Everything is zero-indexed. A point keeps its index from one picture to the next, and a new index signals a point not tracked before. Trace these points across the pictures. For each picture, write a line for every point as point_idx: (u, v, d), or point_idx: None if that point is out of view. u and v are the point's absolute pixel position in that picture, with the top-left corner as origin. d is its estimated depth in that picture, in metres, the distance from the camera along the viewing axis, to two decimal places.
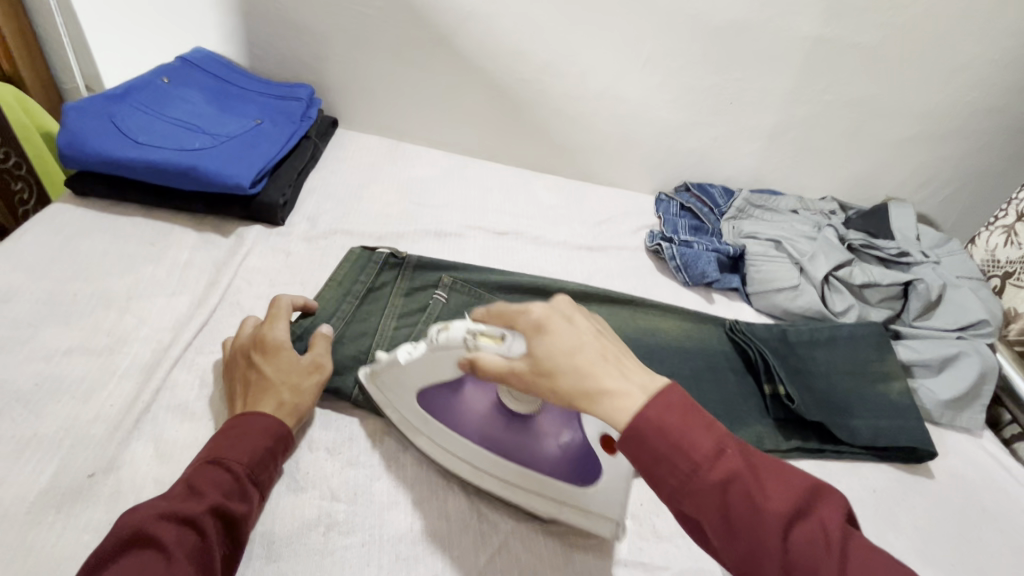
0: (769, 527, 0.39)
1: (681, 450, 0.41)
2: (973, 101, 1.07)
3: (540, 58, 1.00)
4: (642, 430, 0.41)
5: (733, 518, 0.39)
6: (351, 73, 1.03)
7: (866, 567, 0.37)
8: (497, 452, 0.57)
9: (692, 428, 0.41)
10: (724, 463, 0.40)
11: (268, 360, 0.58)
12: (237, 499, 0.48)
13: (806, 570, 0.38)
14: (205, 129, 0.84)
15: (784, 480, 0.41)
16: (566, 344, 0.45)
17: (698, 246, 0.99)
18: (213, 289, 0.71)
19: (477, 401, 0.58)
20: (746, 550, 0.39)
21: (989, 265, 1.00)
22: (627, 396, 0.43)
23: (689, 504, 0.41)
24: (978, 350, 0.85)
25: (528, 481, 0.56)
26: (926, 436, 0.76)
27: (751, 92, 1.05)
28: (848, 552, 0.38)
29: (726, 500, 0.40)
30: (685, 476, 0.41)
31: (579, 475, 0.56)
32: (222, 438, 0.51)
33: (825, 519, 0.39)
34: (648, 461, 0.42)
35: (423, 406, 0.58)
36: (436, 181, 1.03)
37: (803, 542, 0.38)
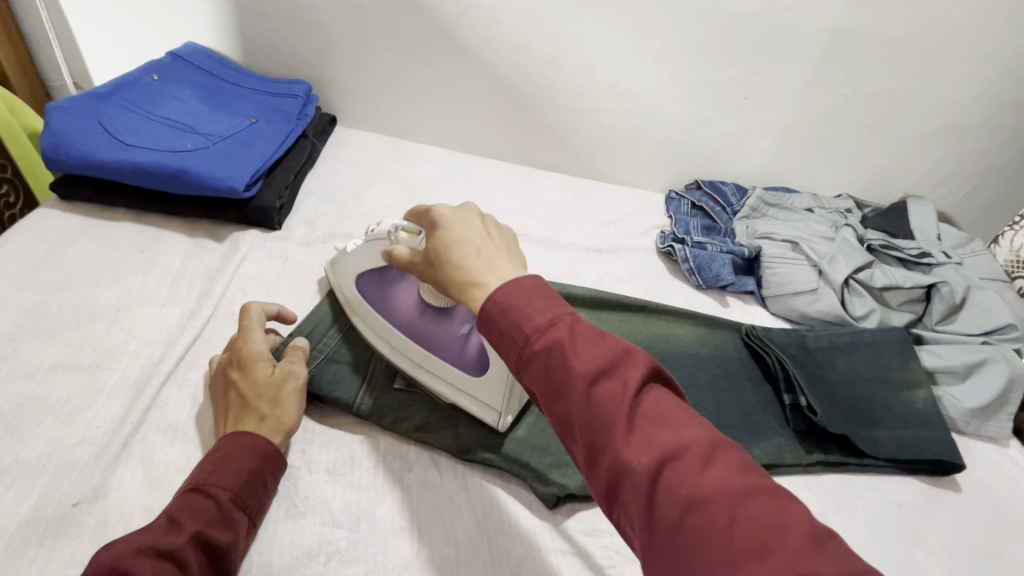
0: (575, 387, 0.36)
1: (516, 322, 0.39)
2: (996, 95, 1.02)
3: (546, 52, 0.96)
4: (491, 312, 0.40)
5: (552, 384, 0.37)
6: (350, 69, 0.99)
7: (664, 425, 0.35)
8: (409, 338, 0.62)
9: (527, 301, 0.40)
10: (551, 332, 0.38)
11: (243, 375, 0.54)
12: (221, 526, 0.45)
13: (602, 429, 0.35)
14: (196, 128, 0.80)
15: (598, 343, 0.38)
16: (449, 233, 0.46)
17: (711, 248, 0.95)
18: (206, 299, 0.68)
19: (403, 299, 0.63)
20: (562, 413, 0.37)
21: (1013, 266, 0.96)
22: (486, 281, 0.42)
23: (524, 374, 0.39)
24: (1005, 356, 0.81)
25: (431, 364, 0.62)
26: (954, 448, 0.73)
27: (765, 87, 1.01)
28: (649, 408, 0.35)
29: (548, 366, 0.37)
30: (518, 348, 0.39)
31: (472, 366, 0.60)
32: (204, 460, 0.48)
33: (631, 378, 0.36)
34: (495, 338, 0.41)
35: (360, 292, 0.65)
36: (438, 181, 0.99)
37: (609, 400, 0.35)
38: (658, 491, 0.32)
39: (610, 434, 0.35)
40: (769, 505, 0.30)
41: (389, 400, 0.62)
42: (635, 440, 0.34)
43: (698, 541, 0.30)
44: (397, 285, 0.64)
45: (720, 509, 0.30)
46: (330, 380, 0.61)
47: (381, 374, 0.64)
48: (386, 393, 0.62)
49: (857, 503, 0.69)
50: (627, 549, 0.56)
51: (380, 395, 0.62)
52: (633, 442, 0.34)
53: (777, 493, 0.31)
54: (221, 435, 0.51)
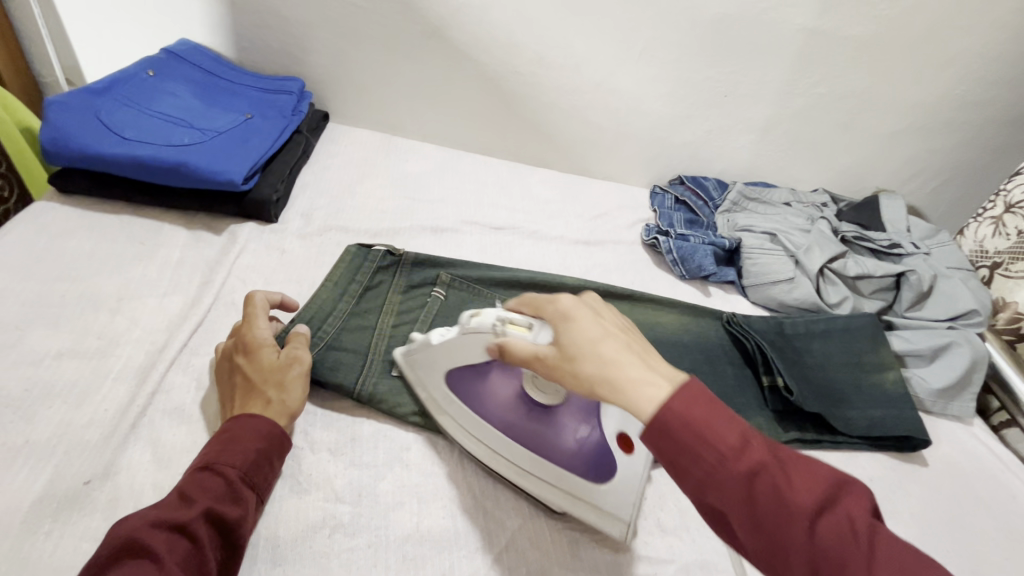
0: (796, 519, 0.36)
1: (706, 441, 0.38)
2: (962, 94, 1.08)
3: (535, 51, 0.99)
4: (665, 421, 0.39)
5: (761, 514, 0.37)
6: (343, 66, 1.01)
7: (904, 567, 0.34)
8: (517, 443, 0.58)
9: (716, 419, 0.39)
10: (749, 454, 0.38)
11: (249, 360, 0.56)
12: (231, 501, 0.46)
13: (834, 567, 0.34)
14: (193, 123, 0.82)
15: (803, 477, 0.37)
16: (591, 332, 0.45)
17: (694, 240, 0.99)
18: (207, 288, 0.70)
19: (500, 397, 0.59)
20: (773, 545, 0.36)
21: (977, 256, 1.01)
22: (655, 384, 0.41)
23: (719, 498, 0.38)
24: (969, 340, 0.86)
25: (546, 475, 0.57)
26: (921, 425, 0.78)
27: (744, 85, 1.05)
28: (884, 551, 0.34)
29: (757, 494, 0.37)
30: (715, 469, 0.38)
31: (594, 471, 0.56)
32: (212, 442, 0.50)
33: (854, 515, 0.36)
34: (673, 454, 0.39)
35: (452, 391, 0.60)
36: (430, 176, 1.02)
37: (833, 536, 0.35)
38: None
39: (845, 574, 0.34)
40: None
41: (388, 384, 0.64)
42: None
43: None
44: (491, 378, 0.60)
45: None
46: (330, 366, 0.63)
47: (379, 360, 0.67)
48: (385, 378, 0.65)
49: None
50: None
51: (379, 380, 0.64)
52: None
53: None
54: (229, 418, 0.53)
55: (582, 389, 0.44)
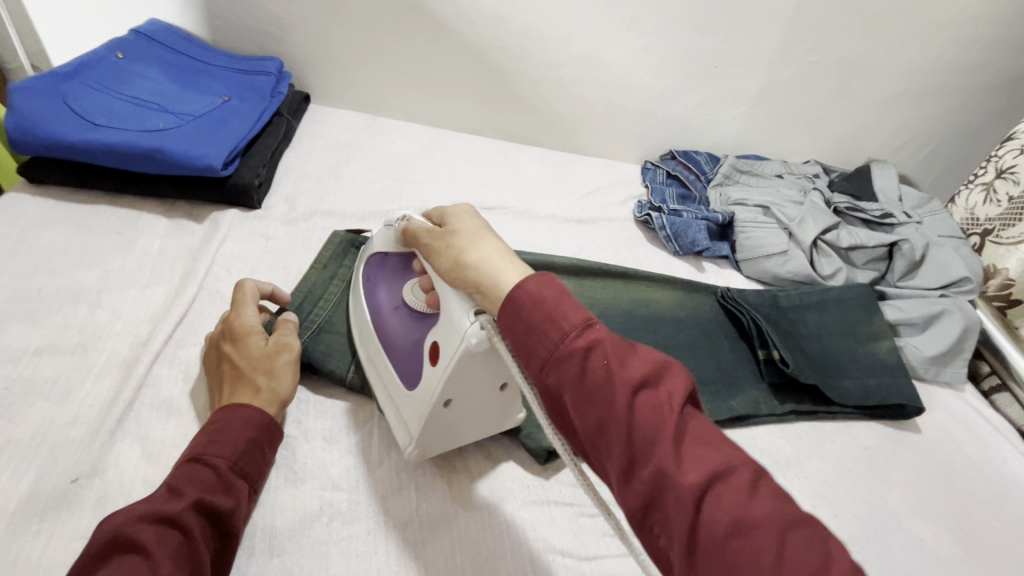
0: (615, 393, 0.37)
1: (552, 319, 0.41)
2: (953, 59, 1.06)
3: (521, 23, 0.96)
4: (523, 300, 0.43)
5: (588, 387, 0.38)
6: (323, 44, 0.97)
7: (706, 444, 0.35)
8: (371, 330, 0.60)
9: (563, 305, 0.42)
10: (590, 334, 0.40)
11: (237, 348, 0.55)
12: (222, 492, 0.45)
13: (646, 445, 0.35)
14: (167, 107, 0.78)
15: (635, 358, 0.39)
16: (472, 229, 0.51)
17: (687, 215, 0.98)
18: (191, 278, 0.68)
19: (386, 291, 0.62)
20: (597, 418, 0.38)
21: (968, 224, 1.01)
22: (504, 275, 0.46)
23: (553, 374, 0.40)
24: (961, 307, 0.87)
25: (376, 361, 0.59)
26: (915, 393, 0.78)
27: (735, 55, 1.03)
28: (693, 427, 0.36)
29: (585, 369, 0.39)
30: (550, 346, 0.41)
31: (405, 376, 0.55)
32: (201, 432, 0.49)
33: (673, 391, 0.37)
34: (523, 335, 0.42)
35: (361, 278, 0.65)
36: (417, 157, 0.99)
37: (646, 409, 0.36)
38: (693, 509, 0.32)
39: (649, 446, 0.35)
40: (808, 532, 0.31)
41: None
42: (680, 456, 0.34)
43: (738, 563, 0.30)
44: (398, 277, 0.63)
45: (769, 536, 0.30)
46: (322, 354, 0.62)
47: None
48: None
49: (827, 446, 0.74)
50: None
51: None
52: (676, 457, 0.34)
53: (818, 525, 0.31)
54: (218, 408, 0.51)
55: (450, 262, 0.50)
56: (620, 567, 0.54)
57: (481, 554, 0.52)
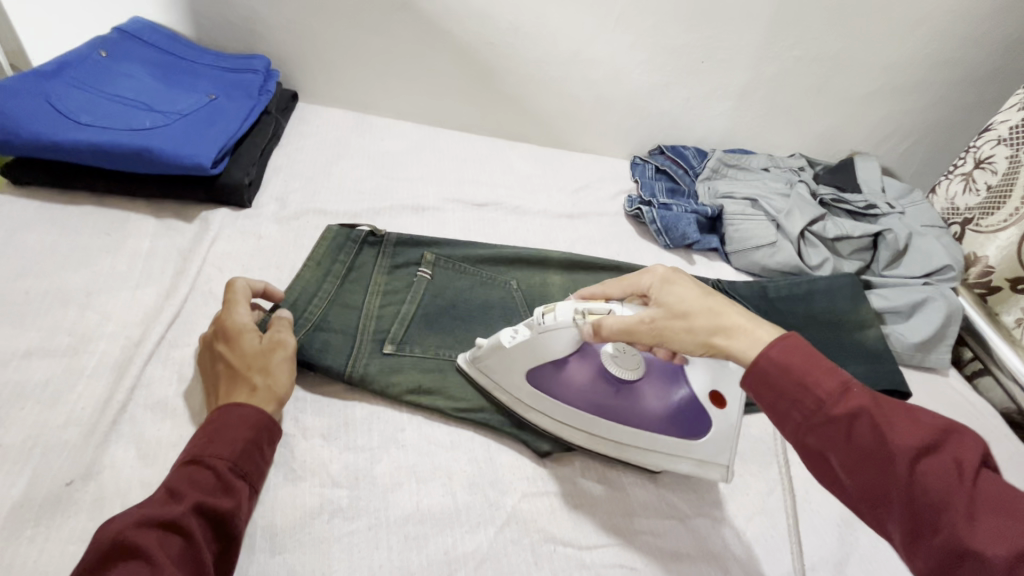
0: (894, 460, 0.37)
1: (806, 388, 0.41)
2: (931, 53, 1.09)
3: (508, 20, 0.96)
4: (767, 368, 0.43)
5: (860, 453, 0.39)
6: (310, 43, 0.97)
7: (1011, 513, 0.34)
8: (608, 420, 0.58)
9: (816, 367, 0.42)
10: (851, 401, 0.40)
11: (231, 348, 0.54)
12: (222, 494, 0.45)
13: (933, 512, 0.36)
14: (154, 106, 0.77)
15: (913, 423, 0.38)
16: (693, 293, 0.49)
17: (677, 209, 0.99)
18: (182, 278, 0.67)
19: (584, 374, 0.59)
20: (871, 481, 0.38)
21: (949, 214, 1.03)
22: (761, 335, 0.45)
23: (816, 438, 0.41)
24: (943, 294, 0.89)
25: (636, 440, 0.58)
26: (902, 379, 0.80)
27: (720, 51, 1.04)
28: (990, 496, 0.35)
29: (851, 433, 0.39)
30: (807, 413, 0.41)
31: (687, 429, 0.56)
32: (200, 434, 0.48)
33: (962, 459, 0.36)
34: (771, 398, 0.43)
35: (533, 384, 0.59)
36: (407, 155, 0.99)
37: (932, 476, 0.36)
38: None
39: (945, 516, 0.35)
40: None
41: (378, 365, 0.62)
42: (977, 524, 0.34)
43: None
44: (574, 359, 0.59)
45: None
46: (319, 350, 0.61)
47: (369, 341, 0.65)
48: (376, 358, 0.63)
49: None
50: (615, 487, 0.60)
51: (369, 361, 0.62)
52: (976, 528, 0.34)
53: None
54: (215, 408, 0.51)
55: (699, 342, 0.47)
56: (621, 554, 0.54)
57: (482, 546, 0.52)
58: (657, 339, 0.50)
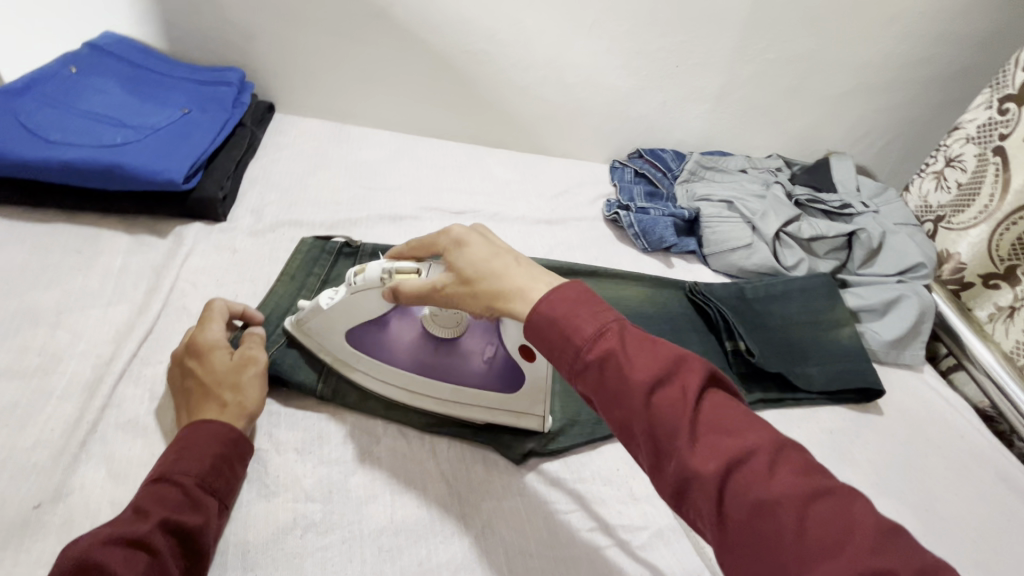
0: (634, 394, 0.38)
1: (567, 335, 0.42)
2: (902, 53, 1.10)
3: (483, 28, 0.97)
4: (539, 322, 0.43)
5: (610, 391, 0.39)
6: (285, 54, 0.97)
7: (726, 430, 0.36)
8: (429, 378, 0.61)
9: (579, 313, 0.42)
10: (605, 343, 0.40)
11: (200, 364, 0.54)
12: (188, 509, 0.45)
13: (665, 439, 0.36)
14: (126, 121, 0.77)
15: (654, 354, 0.39)
16: (483, 251, 0.48)
17: (654, 212, 1.00)
18: (155, 294, 0.67)
19: (405, 333, 0.62)
20: (621, 419, 0.39)
21: (922, 211, 1.05)
22: (532, 294, 0.45)
23: (582, 382, 0.41)
24: (916, 292, 0.91)
25: (459, 396, 0.61)
26: (876, 377, 0.81)
27: (695, 54, 1.05)
28: (709, 418, 0.36)
29: (605, 375, 0.40)
30: (573, 359, 0.41)
31: (506, 383, 0.60)
32: (166, 452, 0.48)
33: (689, 386, 0.37)
34: (546, 348, 0.43)
35: (355, 346, 0.61)
36: (385, 164, 0.99)
37: (666, 406, 0.37)
38: (721, 493, 0.34)
39: (675, 444, 0.36)
40: (832, 504, 0.32)
41: (350, 379, 0.63)
42: (696, 445, 0.35)
43: (770, 540, 0.31)
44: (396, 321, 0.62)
45: (790, 514, 0.31)
46: (291, 365, 0.62)
47: None
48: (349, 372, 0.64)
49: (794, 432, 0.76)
50: (590, 493, 0.61)
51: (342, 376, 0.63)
52: (695, 450, 0.35)
53: (845, 494, 0.32)
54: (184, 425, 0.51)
55: (482, 306, 0.47)
56: (595, 561, 0.55)
57: (457, 557, 0.53)
58: (448, 303, 0.50)
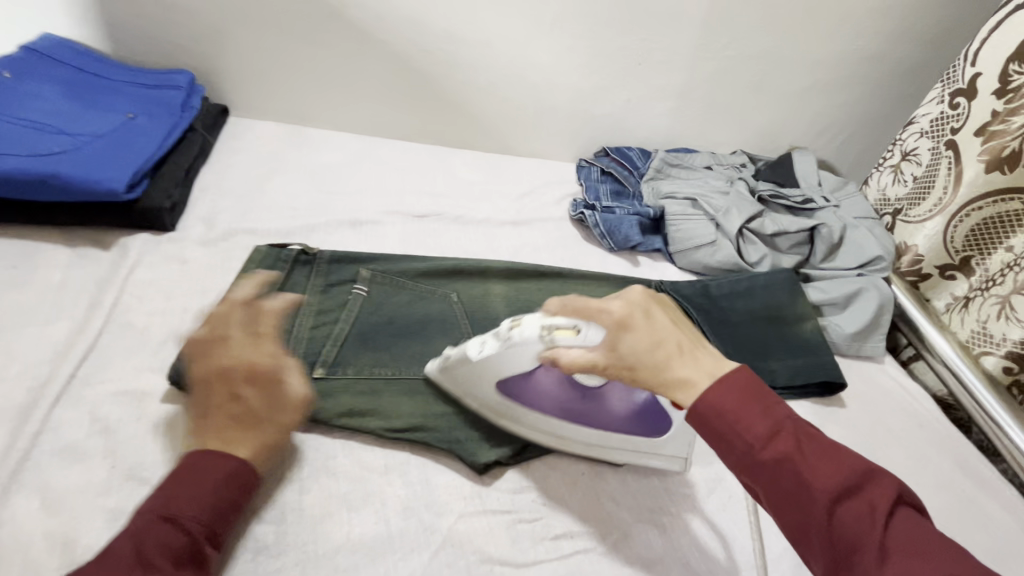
0: (816, 503, 0.42)
1: (735, 432, 0.45)
2: (858, 50, 1.12)
3: (442, 27, 0.95)
4: (701, 412, 0.46)
5: (786, 494, 0.43)
6: (237, 56, 0.94)
7: (916, 551, 0.39)
8: (575, 425, 0.60)
9: (752, 409, 0.45)
10: (779, 442, 0.43)
11: (250, 382, 0.52)
12: (191, 565, 0.43)
13: (847, 549, 0.40)
14: (64, 128, 0.73)
15: (839, 464, 0.42)
16: (648, 334, 0.49)
17: (619, 211, 1.00)
18: (97, 310, 0.64)
19: (551, 380, 0.60)
20: (796, 521, 0.43)
21: (881, 204, 1.06)
22: (698, 383, 0.47)
23: (751, 476, 0.45)
24: (876, 285, 0.92)
25: (604, 440, 0.61)
26: (837, 369, 0.82)
27: (656, 52, 1.05)
28: (897, 537, 0.40)
29: (779, 478, 0.43)
30: (741, 453, 0.44)
31: (653, 427, 0.60)
32: (177, 485, 0.45)
33: (876, 502, 0.41)
34: (710, 438, 0.46)
35: (503, 394, 0.60)
36: (345, 168, 0.97)
37: (849, 520, 0.41)
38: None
39: (857, 555, 0.40)
40: None
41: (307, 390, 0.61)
42: (887, 565, 0.38)
43: None
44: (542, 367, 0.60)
45: None
46: None
47: (298, 364, 0.63)
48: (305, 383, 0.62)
49: None
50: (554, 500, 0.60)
51: None
52: (882, 566, 0.38)
53: None
54: (207, 446, 0.49)
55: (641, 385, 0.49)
56: (557, 569, 0.55)
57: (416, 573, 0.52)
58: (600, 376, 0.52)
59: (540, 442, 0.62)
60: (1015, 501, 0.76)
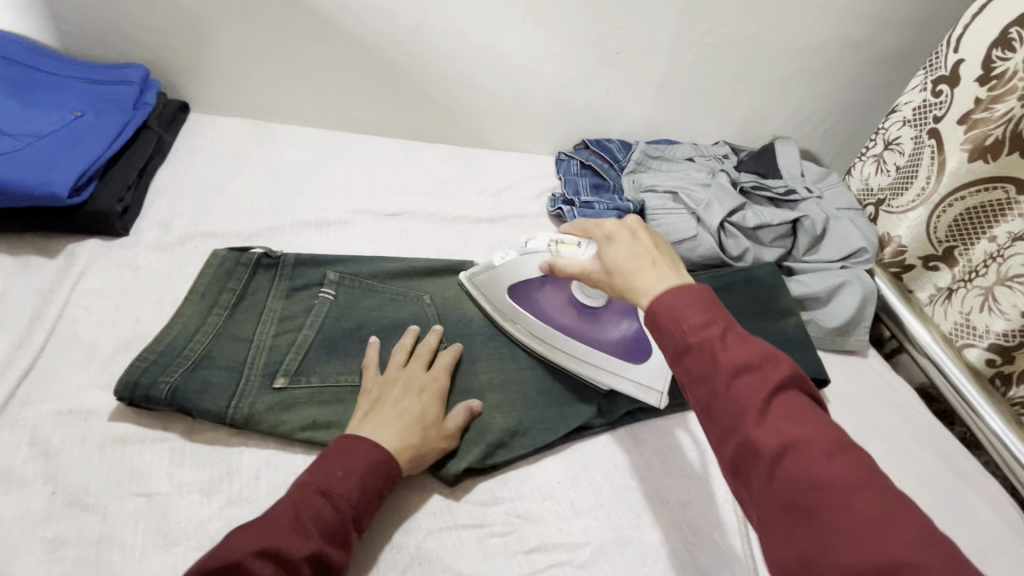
0: (718, 375, 0.42)
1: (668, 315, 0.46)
2: (840, 36, 1.09)
3: (410, 17, 0.91)
4: (655, 309, 0.47)
5: (696, 368, 0.44)
6: (193, 49, 0.89)
7: (798, 422, 0.40)
8: (569, 338, 0.70)
9: (682, 298, 0.46)
10: (699, 326, 0.44)
11: (415, 394, 0.59)
12: (336, 544, 0.47)
13: (735, 415, 0.41)
14: (2, 127, 0.68)
15: (747, 346, 0.43)
16: (627, 248, 0.55)
17: (599, 206, 0.97)
18: (40, 323, 0.60)
19: (557, 296, 0.72)
20: (700, 393, 0.43)
21: (865, 195, 1.04)
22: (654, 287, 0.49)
23: (671, 355, 0.46)
24: (859, 278, 0.91)
25: (592, 358, 0.70)
26: (820, 366, 0.81)
27: (634, 41, 1.02)
28: (784, 408, 0.41)
29: (692, 353, 0.44)
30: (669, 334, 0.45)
31: (632, 356, 0.70)
32: (335, 460, 0.51)
33: (773, 378, 0.41)
34: (653, 328, 0.47)
35: (514, 300, 0.72)
36: (313, 165, 0.93)
37: (747, 390, 0.41)
38: (781, 472, 0.39)
39: (744, 421, 0.40)
40: (884, 504, 0.36)
41: (267, 403, 0.58)
42: (767, 428, 0.40)
43: (815, 516, 0.37)
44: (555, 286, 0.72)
45: (841, 499, 0.36)
46: (198, 391, 0.56)
47: (259, 375, 0.60)
48: (266, 395, 0.58)
49: None
50: (528, 511, 0.58)
51: (257, 400, 0.57)
52: (763, 430, 0.40)
53: (900, 497, 0.36)
54: (359, 433, 0.54)
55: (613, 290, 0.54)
56: None
57: None
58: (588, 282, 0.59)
59: (535, 351, 0.71)
60: (999, 496, 0.75)
